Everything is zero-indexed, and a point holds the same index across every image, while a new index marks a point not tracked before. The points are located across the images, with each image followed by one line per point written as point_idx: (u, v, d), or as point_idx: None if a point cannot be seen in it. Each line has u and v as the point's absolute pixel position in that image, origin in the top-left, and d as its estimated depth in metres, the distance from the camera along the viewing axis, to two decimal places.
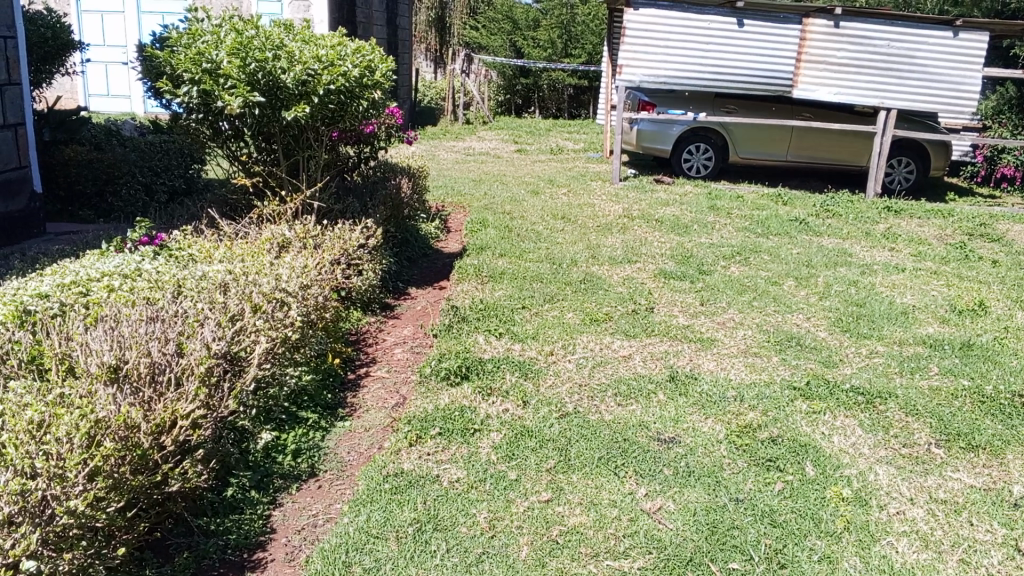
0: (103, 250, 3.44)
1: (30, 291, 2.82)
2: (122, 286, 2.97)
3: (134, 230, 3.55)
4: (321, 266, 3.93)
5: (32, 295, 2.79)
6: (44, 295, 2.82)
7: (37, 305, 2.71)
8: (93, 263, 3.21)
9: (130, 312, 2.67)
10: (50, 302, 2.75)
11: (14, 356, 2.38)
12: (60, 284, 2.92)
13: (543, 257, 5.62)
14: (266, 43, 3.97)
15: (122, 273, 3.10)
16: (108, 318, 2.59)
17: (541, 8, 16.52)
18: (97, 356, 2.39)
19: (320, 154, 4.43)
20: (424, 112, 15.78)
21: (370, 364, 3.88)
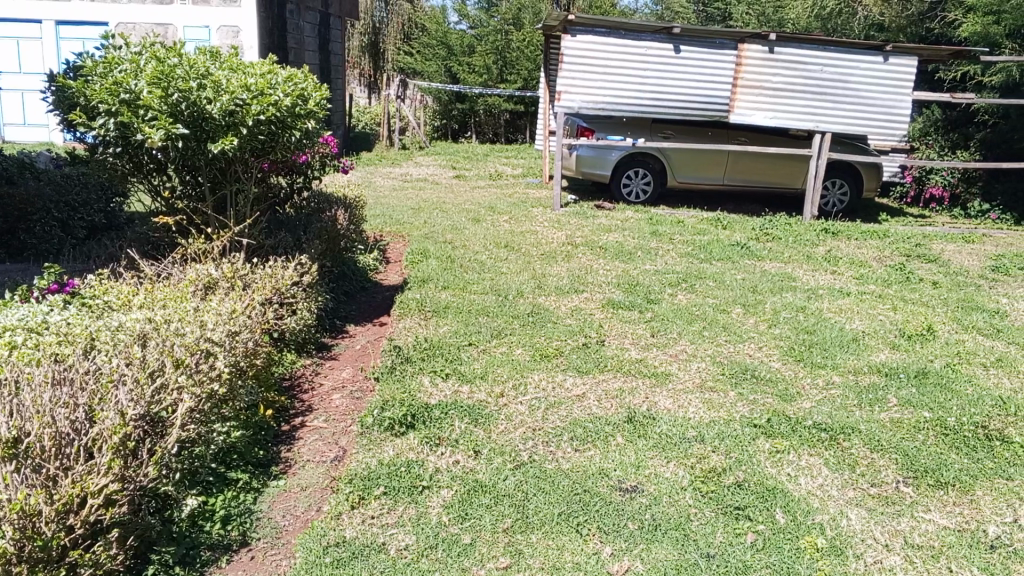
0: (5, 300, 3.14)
1: None
2: (25, 343, 2.67)
3: (40, 278, 3.30)
4: (251, 309, 3.67)
5: None
6: None
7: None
8: None
9: (33, 374, 2.39)
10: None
11: None
12: None
13: (487, 288, 5.43)
14: (189, 71, 3.71)
15: (26, 328, 2.81)
16: (6, 383, 2.31)
17: (475, 33, 16.44)
18: None
19: (250, 187, 4.18)
20: (359, 138, 15.51)
21: (307, 413, 3.64)
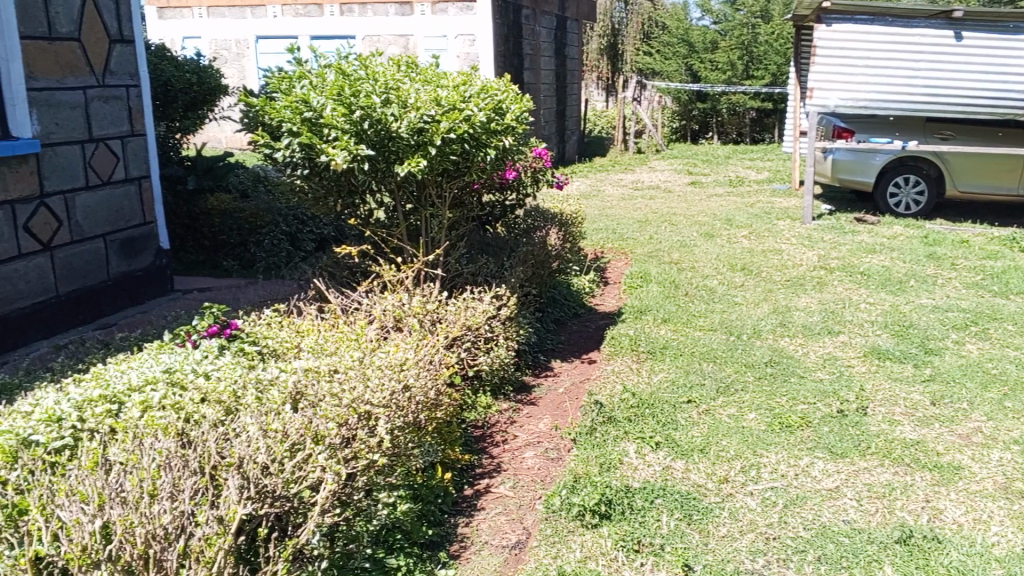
0: (164, 343, 3.08)
1: (42, 412, 2.36)
2: (159, 403, 2.47)
3: (199, 321, 3.19)
4: (435, 353, 3.22)
5: (41, 419, 2.33)
6: (55, 420, 2.35)
7: (44, 436, 2.28)
8: (141, 366, 2.78)
9: (151, 446, 2.17)
10: (64, 430, 2.32)
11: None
12: (85, 403, 2.46)
13: (717, 324, 4.65)
14: (375, 85, 3.35)
15: (169, 381, 2.64)
16: (116, 459, 2.10)
17: (719, 30, 15.40)
18: (82, 526, 1.87)
19: (443, 213, 3.80)
20: (595, 142, 15.08)
21: (494, 474, 3.09)
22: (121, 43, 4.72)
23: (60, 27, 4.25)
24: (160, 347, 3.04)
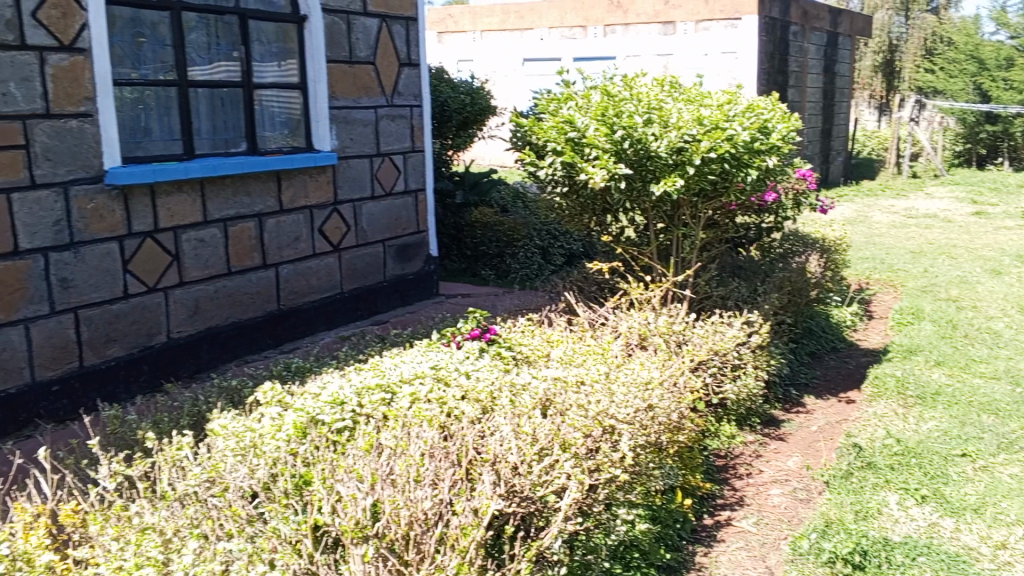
0: (430, 342, 3.37)
1: (328, 394, 2.78)
2: (426, 395, 2.78)
3: (463, 325, 3.45)
4: (680, 374, 3.20)
5: (328, 400, 2.74)
6: (339, 401, 2.75)
7: (329, 419, 2.64)
8: (411, 360, 3.14)
9: (417, 436, 2.46)
10: (345, 412, 2.69)
11: (282, 476, 2.34)
12: (364, 389, 2.86)
13: (1002, 373, 4.16)
14: (638, 106, 3.51)
15: (434, 376, 2.95)
16: (387, 443, 2.41)
17: (1018, 44, 13.82)
18: (355, 500, 2.15)
19: (697, 234, 3.77)
20: (861, 166, 14.14)
21: (736, 507, 2.99)
22: (410, 66, 5.15)
23: (360, 52, 4.76)
24: (426, 347, 3.33)
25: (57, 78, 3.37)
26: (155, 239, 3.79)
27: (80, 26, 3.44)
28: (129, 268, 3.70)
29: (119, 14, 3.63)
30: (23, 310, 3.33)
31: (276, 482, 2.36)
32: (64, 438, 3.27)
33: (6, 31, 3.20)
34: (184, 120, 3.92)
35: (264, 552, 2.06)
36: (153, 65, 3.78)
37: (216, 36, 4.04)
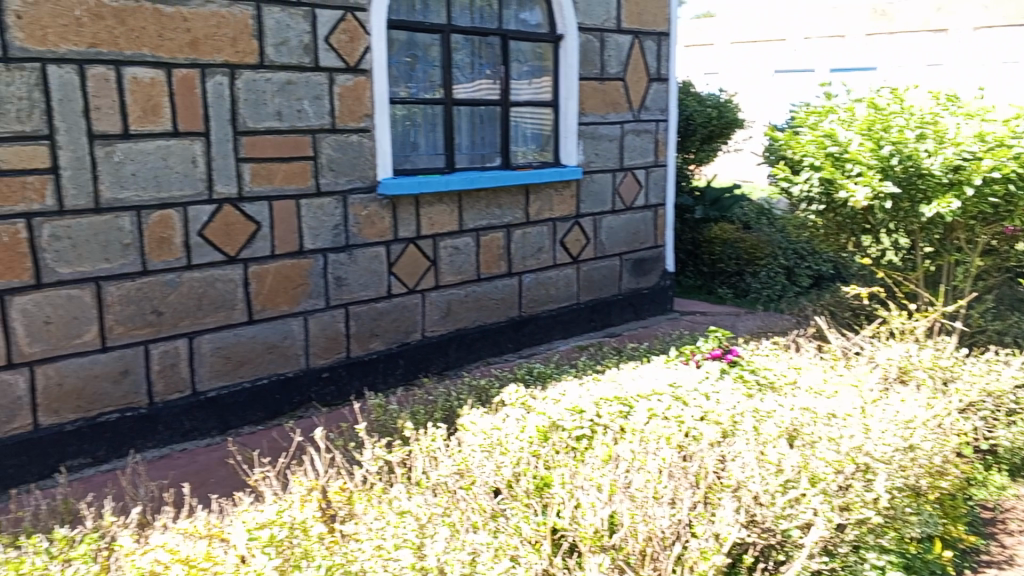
0: (671, 359, 3.58)
1: (570, 405, 3.01)
2: (662, 411, 2.90)
3: (706, 343, 3.64)
4: (945, 416, 3.02)
5: (569, 410, 2.96)
6: (579, 410, 2.96)
7: (569, 426, 2.86)
8: (651, 377, 3.31)
9: (654, 453, 2.60)
10: (583, 420, 2.90)
11: (524, 479, 2.62)
12: (603, 399, 3.05)
13: None
14: (911, 121, 3.82)
15: (671, 394, 3.06)
16: (626, 457, 2.59)
17: None
18: (594, 510, 2.35)
19: (971, 257, 3.96)
20: None
21: (1004, 566, 2.68)
22: (658, 81, 5.96)
23: (611, 69, 5.57)
24: (667, 362, 3.54)
25: (343, 96, 4.32)
26: (415, 245, 4.76)
27: (364, 49, 4.37)
28: (393, 269, 4.69)
29: (398, 38, 4.58)
30: (304, 302, 4.37)
31: (518, 480, 2.68)
32: (335, 420, 4.29)
33: (306, 54, 4.16)
34: (447, 136, 4.85)
35: (509, 548, 2.34)
36: (424, 85, 4.73)
37: (478, 56, 4.96)
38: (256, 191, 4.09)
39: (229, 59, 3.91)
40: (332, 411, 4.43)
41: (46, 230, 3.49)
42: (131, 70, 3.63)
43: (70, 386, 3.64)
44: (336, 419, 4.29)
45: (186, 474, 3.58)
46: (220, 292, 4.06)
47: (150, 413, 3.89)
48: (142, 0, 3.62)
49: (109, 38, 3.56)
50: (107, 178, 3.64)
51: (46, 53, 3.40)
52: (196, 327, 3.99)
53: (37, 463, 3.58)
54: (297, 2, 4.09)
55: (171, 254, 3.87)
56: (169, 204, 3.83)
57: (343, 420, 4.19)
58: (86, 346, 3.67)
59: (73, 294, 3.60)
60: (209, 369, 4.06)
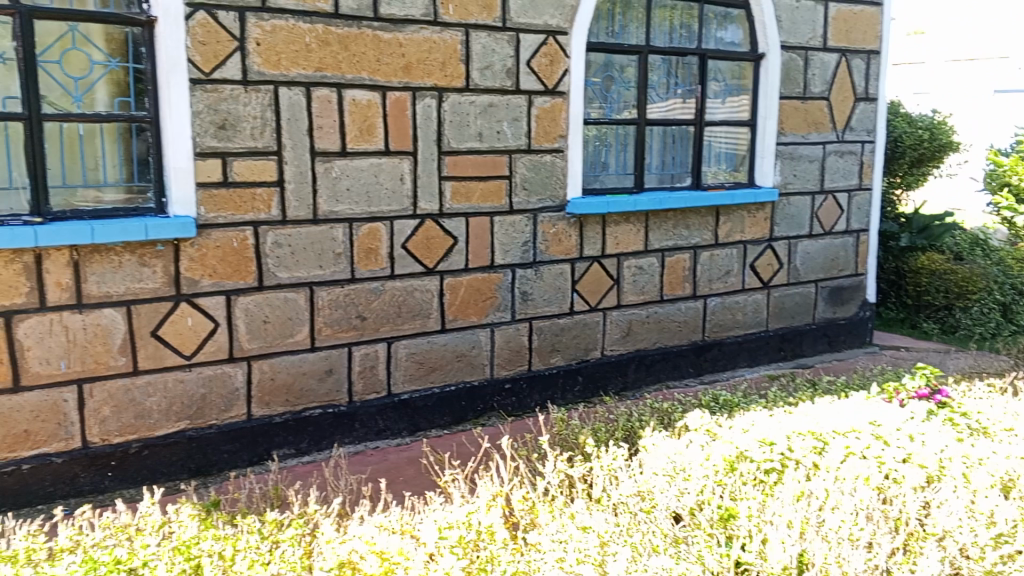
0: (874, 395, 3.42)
1: (758, 436, 2.95)
2: (860, 449, 2.81)
3: (912, 382, 3.45)
4: None
5: (757, 441, 2.90)
6: (768, 441, 2.89)
7: (758, 459, 2.80)
8: (849, 410, 3.18)
9: (851, 496, 2.55)
10: (773, 453, 2.81)
11: (708, 508, 2.59)
12: (795, 433, 2.96)
13: None
14: None
15: (870, 431, 2.94)
16: (819, 498, 2.58)
17: None
18: (783, 550, 2.35)
19: None
20: None
21: None
22: (865, 101, 5.67)
23: (814, 88, 5.38)
24: (869, 397, 3.39)
25: (540, 117, 4.44)
26: (600, 263, 4.80)
27: (563, 71, 4.47)
28: (577, 286, 4.74)
29: (595, 60, 4.66)
30: (493, 315, 4.52)
31: (701, 509, 2.63)
32: (519, 430, 4.43)
33: (508, 78, 4.31)
34: (638, 156, 4.87)
35: None
36: (618, 105, 4.77)
37: (674, 76, 4.95)
38: (454, 208, 4.29)
39: (438, 82, 4.12)
40: (516, 421, 4.58)
41: (269, 238, 3.85)
42: (351, 92, 3.93)
43: (281, 380, 4.02)
44: (520, 430, 4.42)
45: (383, 470, 3.84)
46: (417, 301, 4.29)
47: (349, 411, 4.21)
48: (363, 27, 3.90)
49: (333, 63, 3.86)
50: (325, 192, 3.95)
51: (279, 76, 3.76)
52: (393, 334, 4.26)
53: (248, 450, 3.98)
54: (503, 26, 4.26)
55: (377, 263, 4.14)
56: (377, 218, 4.10)
57: (527, 430, 4.32)
58: (297, 344, 4.02)
59: (289, 297, 3.96)
60: (403, 373, 4.34)
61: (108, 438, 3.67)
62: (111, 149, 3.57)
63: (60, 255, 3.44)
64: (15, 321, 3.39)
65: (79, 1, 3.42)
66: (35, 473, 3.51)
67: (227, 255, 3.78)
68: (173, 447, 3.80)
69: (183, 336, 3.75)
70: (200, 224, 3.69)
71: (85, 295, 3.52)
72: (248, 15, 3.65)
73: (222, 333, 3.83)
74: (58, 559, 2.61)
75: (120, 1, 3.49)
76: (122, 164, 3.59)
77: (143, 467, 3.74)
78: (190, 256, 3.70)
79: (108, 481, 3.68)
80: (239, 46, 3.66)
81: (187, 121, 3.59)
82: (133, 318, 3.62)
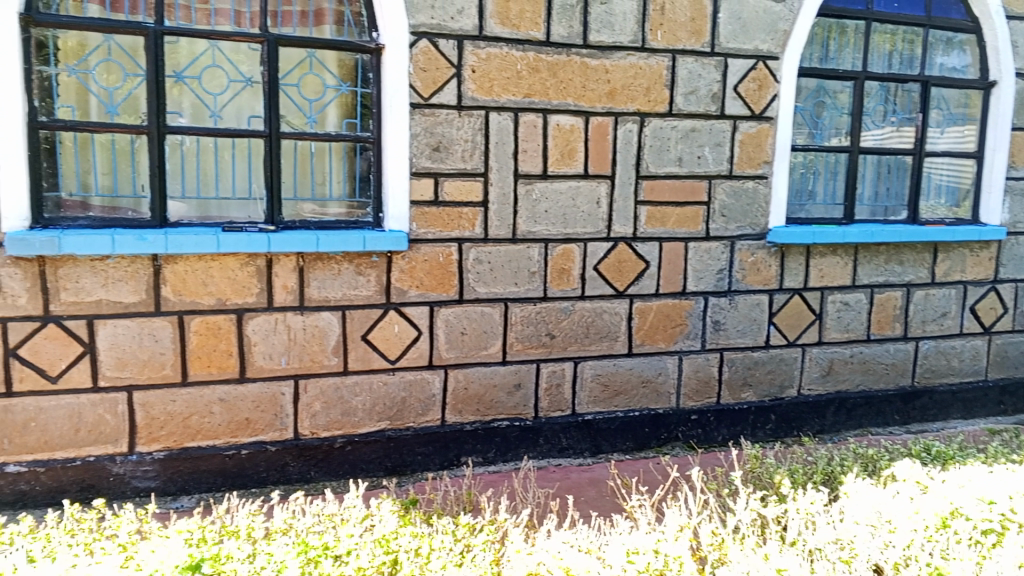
0: None
1: (979, 493, 2.75)
2: None
3: None
4: None
5: (978, 499, 2.71)
6: (990, 500, 2.70)
7: (975, 518, 2.61)
8: None
9: None
10: (993, 514, 2.62)
11: (917, 565, 2.44)
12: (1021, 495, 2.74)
13: None
14: None
15: None
16: None
17: None
18: None
19: None
20: None
21: None
22: None
23: None
24: None
25: (744, 143, 4.36)
26: (801, 296, 4.62)
27: (772, 96, 4.37)
28: (774, 319, 4.60)
29: (807, 85, 4.53)
30: (683, 342, 4.47)
31: (908, 566, 2.48)
32: (708, 463, 4.35)
33: (713, 103, 4.27)
34: (848, 185, 4.66)
35: None
36: (829, 131, 4.60)
37: (892, 103, 4.72)
38: (649, 232, 4.29)
39: (641, 107, 4.15)
40: (707, 454, 4.51)
41: (472, 254, 4.03)
42: (556, 117, 4.03)
43: (473, 390, 4.17)
44: (709, 463, 4.34)
45: (570, 488, 3.90)
46: (606, 323, 4.32)
47: (535, 426, 4.30)
48: (572, 54, 4.00)
49: (541, 89, 3.99)
50: (525, 213, 4.07)
51: (490, 102, 3.93)
52: (581, 354, 4.31)
53: (440, 454, 4.17)
54: (711, 52, 4.22)
55: (569, 283, 4.21)
56: (572, 239, 4.17)
57: (717, 464, 4.24)
58: (490, 357, 4.16)
59: (485, 311, 4.10)
60: (589, 394, 4.37)
61: (317, 432, 3.96)
62: (337, 166, 3.87)
63: (287, 261, 3.76)
64: (246, 318, 3.75)
65: (317, 31, 3.75)
66: (252, 458, 3.86)
67: (433, 268, 3.98)
68: (373, 445, 4.05)
69: (389, 341, 3.99)
70: (411, 239, 3.91)
71: (306, 298, 3.82)
72: (465, 42, 3.84)
73: (424, 341, 4.04)
74: (274, 539, 2.86)
75: (353, 30, 3.79)
76: (345, 180, 3.89)
77: (345, 462, 4.02)
78: (399, 267, 3.93)
79: (314, 472, 3.98)
80: (456, 72, 3.86)
81: (407, 142, 3.83)
82: (346, 322, 3.90)
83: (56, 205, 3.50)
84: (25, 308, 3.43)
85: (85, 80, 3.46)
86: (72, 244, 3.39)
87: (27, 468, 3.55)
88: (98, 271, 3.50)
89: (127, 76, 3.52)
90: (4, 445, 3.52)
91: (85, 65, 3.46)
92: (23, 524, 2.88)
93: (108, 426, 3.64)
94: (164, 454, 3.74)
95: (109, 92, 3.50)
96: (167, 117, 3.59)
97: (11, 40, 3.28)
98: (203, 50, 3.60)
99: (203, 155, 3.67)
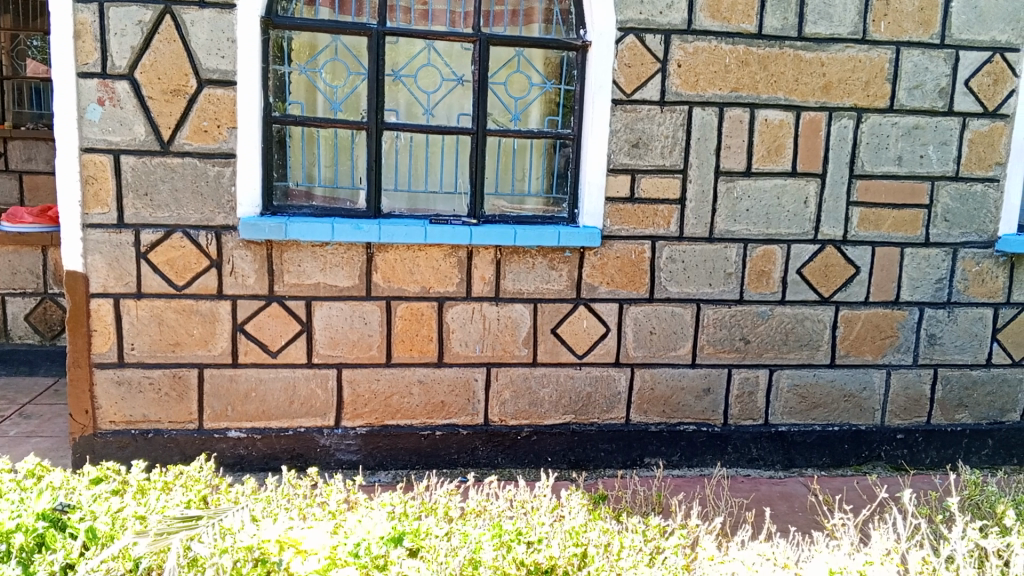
0: None
1: None
2: None
3: None
4: None
5: None
6: None
7: None
8: None
9: None
10: None
11: None
12: None
13: None
14: None
15: None
16: None
17: None
18: None
19: None
20: None
21: None
22: None
23: None
24: None
25: (973, 142, 4.03)
26: None
27: (1009, 91, 4.00)
28: (998, 335, 4.25)
29: None
30: (891, 355, 4.20)
31: None
32: (921, 486, 4.08)
33: (940, 98, 3.97)
34: None
35: None
36: None
37: None
38: (861, 234, 4.04)
39: (859, 102, 3.92)
40: (919, 477, 4.23)
41: (665, 253, 3.97)
42: (764, 112, 3.89)
43: (660, 391, 4.12)
44: (922, 486, 4.07)
45: (772, 499, 3.78)
46: (807, 331, 4.12)
47: (723, 432, 4.19)
48: (785, 47, 3.85)
49: (750, 83, 3.86)
50: (724, 212, 3.96)
51: (695, 97, 3.85)
52: (778, 361, 4.14)
53: (623, 453, 4.16)
54: (941, 43, 3.92)
55: (769, 287, 4.05)
56: (774, 240, 4.01)
57: (932, 488, 3.98)
58: (679, 359, 4.09)
59: (676, 311, 4.03)
60: (784, 405, 4.20)
61: (506, 420, 4.06)
62: (537, 163, 3.95)
63: (486, 253, 3.87)
64: (446, 307, 3.90)
65: (527, 29, 3.82)
66: (445, 439, 4.02)
67: (625, 266, 3.96)
68: (558, 437, 4.10)
69: (578, 336, 4.01)
70: (605, 235, 3.91)
71: (502, 290, 3.92)
72: (673, 37, 3.79)
73: (611, 338, 4.03)
74: (469, 519, 2.96)
75: (561, 28, 3.84)
76: (544, 176, 3.96)
77: (530, 451, 4.10)
78: (592, 263, 3.93)
79: (501, 459, 4.09)
80: (661, 68, 3.81)
81: (607, 139, 3.83)
82: (538, 314, 3.96)
83: (284, 193, 3.81)
84: (252, 287, 3.74)
85: (313, 78, 3.73)
86: (296, 231, 3.65)
87: (247, 435, 3.88)
88: (318, 256, 3.76)
89: (351, 75, 3.75)
90: (228, 412, 3.86)
91: (315, 65, 3.71)
92: (246, 484, 3.09)
93: (319, 400, 3.91)
94: (366, 429, 3.97)
95: (334, 89, 3.75)
96: (384, 113, 3.80)
97: (253, 41, 3.57)
98: (419, 50, 3.78)
99: (414, 149, 3.86)
